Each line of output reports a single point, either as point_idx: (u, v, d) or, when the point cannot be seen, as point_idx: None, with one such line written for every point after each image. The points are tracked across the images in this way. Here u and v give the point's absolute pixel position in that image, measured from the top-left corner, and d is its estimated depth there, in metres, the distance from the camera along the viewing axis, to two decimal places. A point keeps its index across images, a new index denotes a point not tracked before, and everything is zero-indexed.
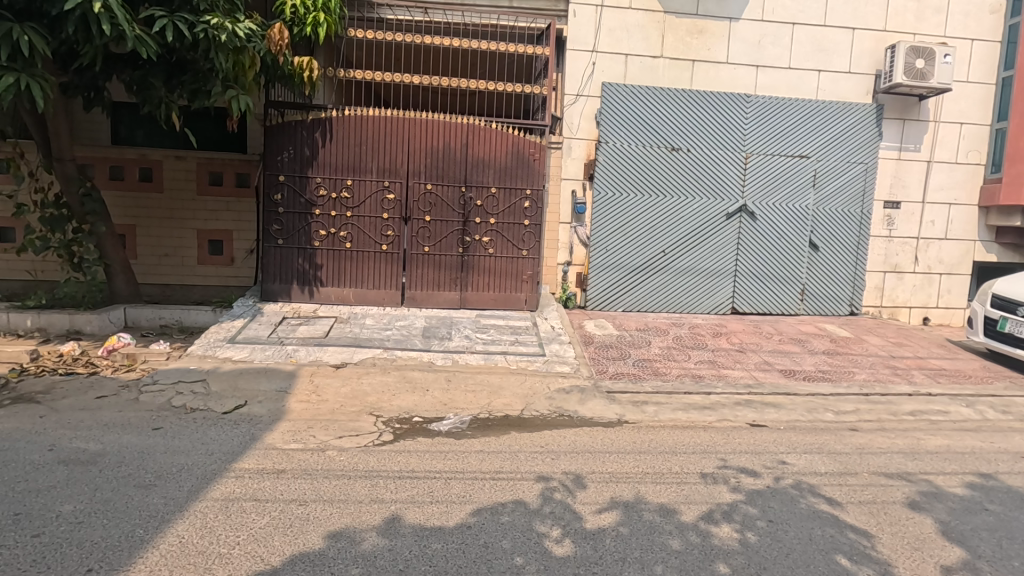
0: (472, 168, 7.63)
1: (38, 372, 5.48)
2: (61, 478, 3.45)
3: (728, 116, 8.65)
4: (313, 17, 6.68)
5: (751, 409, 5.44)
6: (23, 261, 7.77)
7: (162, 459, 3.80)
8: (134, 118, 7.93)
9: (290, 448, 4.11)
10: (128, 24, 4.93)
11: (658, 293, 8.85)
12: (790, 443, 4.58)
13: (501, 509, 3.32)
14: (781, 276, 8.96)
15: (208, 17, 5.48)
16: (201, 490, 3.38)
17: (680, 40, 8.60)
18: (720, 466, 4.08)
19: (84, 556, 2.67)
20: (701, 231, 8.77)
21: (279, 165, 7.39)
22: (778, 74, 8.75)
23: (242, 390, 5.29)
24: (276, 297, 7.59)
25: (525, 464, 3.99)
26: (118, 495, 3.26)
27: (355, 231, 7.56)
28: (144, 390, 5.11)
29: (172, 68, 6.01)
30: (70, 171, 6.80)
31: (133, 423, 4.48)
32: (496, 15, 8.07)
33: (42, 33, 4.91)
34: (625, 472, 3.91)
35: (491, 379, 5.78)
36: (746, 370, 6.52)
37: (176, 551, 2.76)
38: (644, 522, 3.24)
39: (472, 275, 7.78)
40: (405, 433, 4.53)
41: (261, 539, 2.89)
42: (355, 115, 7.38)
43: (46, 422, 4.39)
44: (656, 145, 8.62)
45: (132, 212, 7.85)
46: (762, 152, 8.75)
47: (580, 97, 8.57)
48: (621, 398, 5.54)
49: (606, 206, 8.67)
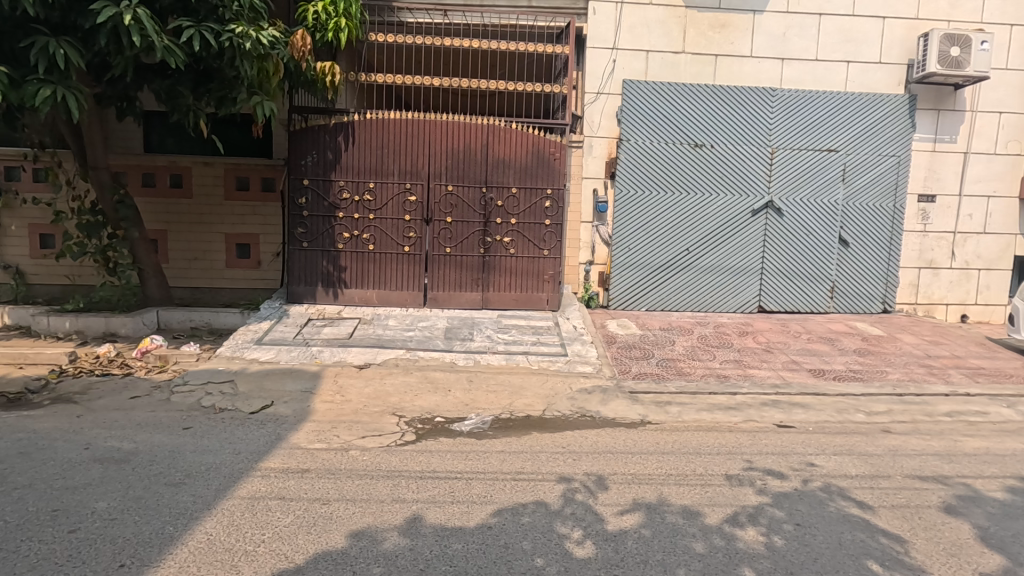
0: (493, 168, 7.64)
1: (76, 373, 5.68)
2: (96, 476, 3.57)
3: (752, 111, 8.49)
4: (335, 22, 6.79)
5: (778, 409, 5.33)
6: (61, 266, 8.07)
7: (192, 457, 3.90)
8: (164, 126, 8.17)
9: (314, 447, 4.17)
10: (157, 35, 5.06)
11: (683, 291, 8.73)
12: (819, 444, 4.47)
13: (523, 510, 3.31)
14: (810, 273, 8.75)
15: (233, 26, 5.60)
16: (229, 488, 3.45)
17: (702, 34, 8.45)
18: (745, 467, 4.00)
19: (117, 552, 2.74)
20: (727, 228, 8.62)
21: (303, 169, 7.51)
22: (804, 66, 8.55)
23: (268, 390, 5.40)
24: (302, 298, 7.71)
25: (546, 464, 3.97)
26: (150, 492, 3.36)
27: (378, 233, 7.65)
28: (175, 391, 5.26)
29: (199, 76, 6.16)
30: (103, 179, 7.03)
31: (165, 423, 4.60)
32: (515, 15, 8.01)
33: (77, 46, 5.09)
34: (648, 473, 3.87)
35: (513, 379, 5.79)
36: (773, 370, 6.38)
37: (203, 548, 2.82)
38: (667, 525, 3.19)
39: (494, 276, 7.79)
40: (427, 433, 4.56)
41: (286, 538, 2.94)
42: (376, 119, 7.48)
43: (83, 422, 4.55)
44: (678, 141, 8.51)
45: (163, 217, 8.07)
46: (789, 147, 8.56)
47: (600, 96, 8.51)
48: (644, 399, 5.48)
49: (628, 205, 8.59)
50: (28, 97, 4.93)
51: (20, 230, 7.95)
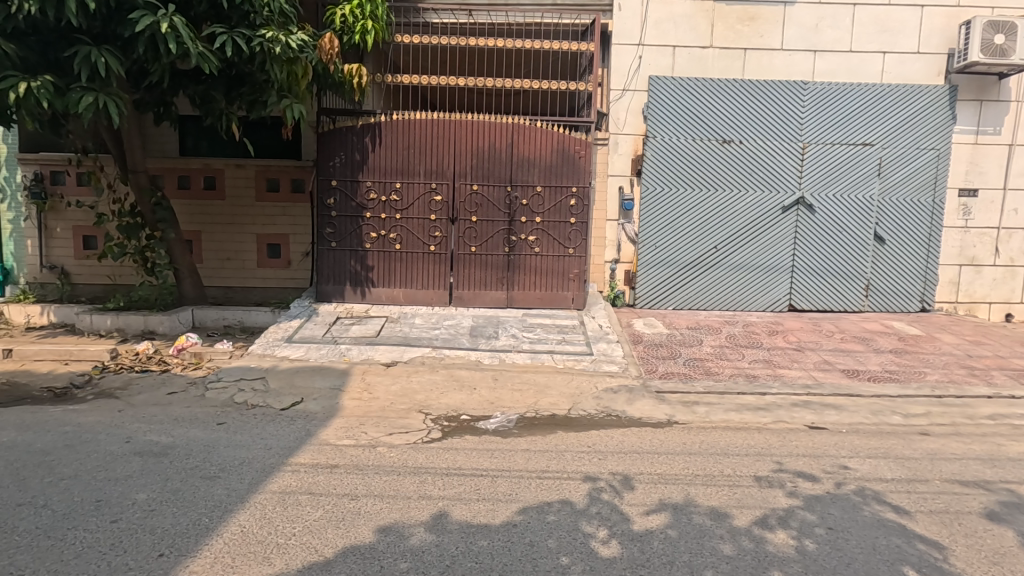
0: (518, 167, 7.66)
1: (117, 369, 5.91)
2: (136, 468, 3.71)
3: (782, 105, 8.31)
4: (361, 25, 6.89)
5: (809, 410, 5.21)
6: (103, 266, 8.38)
7: (226, 452, 4.02)
8: (198, 130, 8.40)
9: (343, 444, 4.26)
10: (192, 41, 5.21)
11: (711, 290, 8.59)
12: (853, 447, 4.35)
13: (548, 509, 3.31)
14: (843, 271, 8.52)
15: (264, 31, 5.74)
16: (261, 482, 3.55)
17: (730, 28, 8.29)
18: (776, 469, 3.93)
19: (156, 542, 2.85)
20: (756, 225, 8.45)
21: (331, 170, 7.64)
22: (837, 58, 8.32)
23: (298, 387, 5.51)
24: (330, 297, 7.84)
25: (572, 463, 3.96)
26: (186, 485, 3.48)
27: (404, 233, 7.73)
28: (210, 387, 5.43)
29: (231, 81, 6.32)
30: (142, 183, 7.27)
31: (200, 418, 4.75)
32: (541, 13, 7.94)
33: (117, 55, 5.28)
34: (675, 474, 3.83)
35: (538, 377, 5.80)
36: (804, 370, 6.23)
37: (238, 539, 2.90)
38: (694, 526, 3.15)
39: (519, 274, 7.81)
40: (453, 430, 4.60)
41: (316, 531, 3.00)
42: (403, 119, 7.56)
43: (124, 416, 4.73)
44: (706, 137, 8.38)
45: (197, 218, 8.30)
46: (822, 141, 8.34)
47: (626, 93, 8.43)
48: (671, 399, 5.42)
49: (655, 203, 8.50)
50: (73, 105, 5.13)
51: (65, 232, 8.29)
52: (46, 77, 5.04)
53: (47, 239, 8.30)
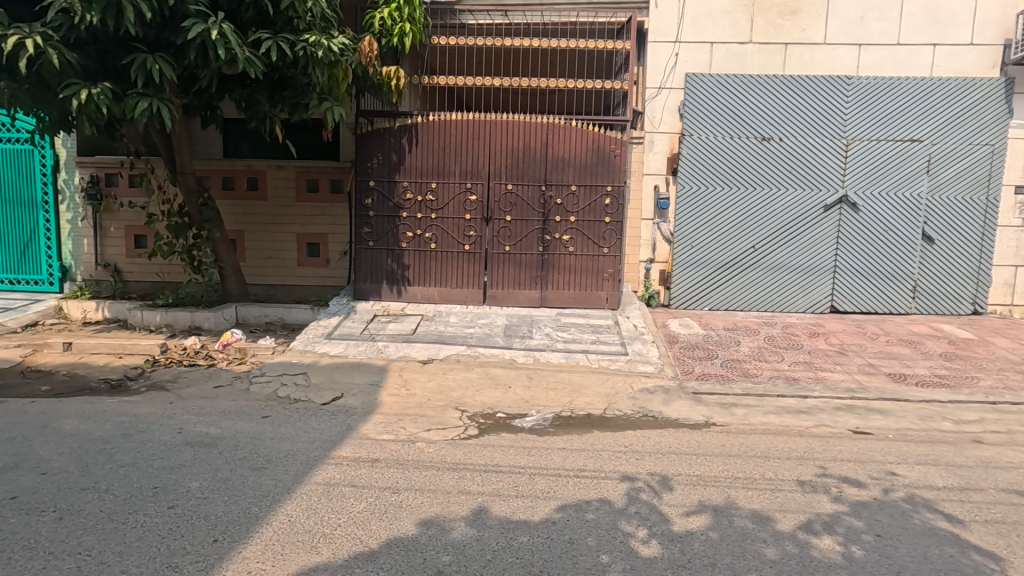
0: (553, 167, 7.67)
1: (167, 363, 6.18)
2: (189, 457, 3.88)
3: (825, 101, 8.08)
4: (400, 28, 7.02)
5: (853, 414, 5.06)
6: (153, 265, 8.72)
7: (271, 444, 4.16)
8: (241, 133, 8.69)
9: (382, 438, 4.35)
10: (239, 47, 5.40)
11: (748, 290, 8.43)
12: (900, 453, 4.22)
13: (586, 507, 3.32)
14: (888, 272, 8.25)
15: (307, 35, 5.91)
16: (307, 474, 3.66)
17: (771, 23, 8.11)
18: (819, 474, 3.84)
19: (210, 528, 2.97)
20: (796, 225, 8.26)
21: (369, 171, 7.79)
22: (884, 51, 8.05)
23: (338, 382, 5.66)
24: (367, 296, 7.99)
25: (609, 463, 3.96)
26: (236, 475, 3.61)
27: (439, 232, 7.83)
28: (254, 381, 5.62)
29: (275, 85, 6.48)
30: (190, 184, 7.54)
31: (246, 411, 4.92)
32: (576, 12, 7.91)
33: (170, 62, 5.49)
34: (714, 476, 3.78)
35: (573, 377, 5.81)
36: (847, 373, 6.07)
37: (286, 528, 3.00)
38: (736, 529, 3.11)
39: (553, 273, 7.81)
40: (490, 428, 4.65)
41: (360, 523, 3.08)
42: (439, 120, 7.65)
43: (175, 408, 4.93)
44: (744, 135, 8.22)
45: (241, 218, 8.57)
46: (866, 138, 8.09)
47: (663, 90, 8.33)
48: (708, 400, 5.35)
49: (691, 202, 8.38)
50: (129, 109, 5.37)
51: (117, 231, 8.67)
52: (105, 84, 5.29)
53: (102, 238, 8.70)
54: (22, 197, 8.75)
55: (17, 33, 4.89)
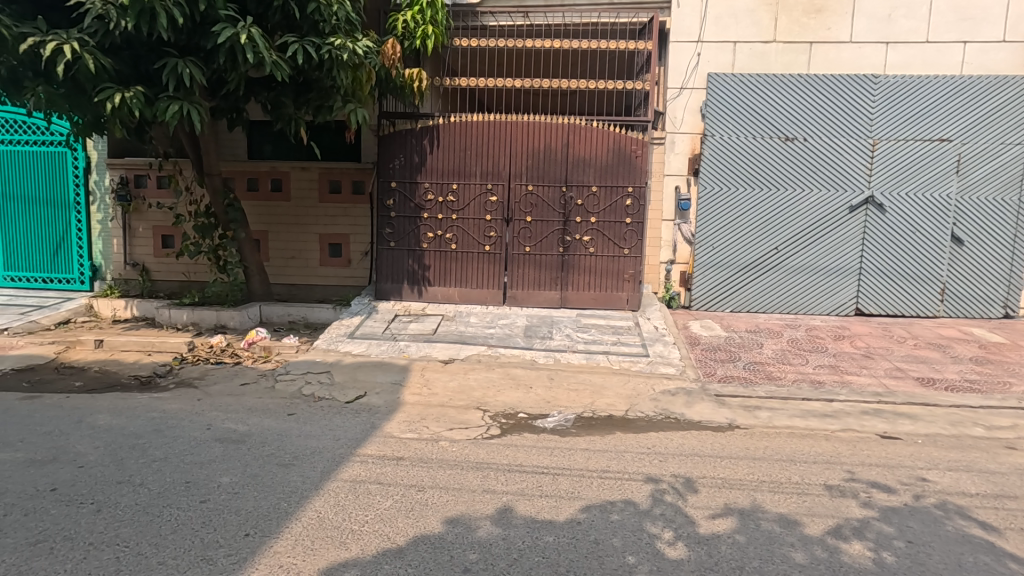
0: (574, 167, 7.67)
1: (195, 361, 6.31)
2: (219, 453, 3.96)
3: (851, 100, 7.95)
4: (422, 30, 7.09)
5: (881, 419, 4.98)
6: (179, 264, 8.89)
7: (297, 441, 4.23)
8: (266, 135, 8.83)
9: (405, 437, 4.39)
10: (267, 51, 5.50)
11: (771, 292, 8.33)
12: (931, 459, 4.14)
13: (611, 508, 3.32)
14: (915, 274, 8.09)
15: (332, 39, 5.99)
16: (333, 471, 3.72)
17: (795, 21, 8.00)
18: (847, 478, 3.78)
19: (241, 523, 3.03)
20: (820, 226, 8.14)
21: (391, 172, 7.87)
22: (912, 49, 7.90)
23: (361, 381, 5.72)
24: (388, 296, 8.06)
25: (633, 464, 3.95)
26: (264, 471, 3.68)
27: (460, 233, 7.88)
28: (279, 379, 5.72)
29: (300, 87, 6.57)
30: (216, 185, 7.67)
31: (272, 408, 5.01)
32: (597, 13, 7.90)
33: (200, 66, 5.62)
34: (739, 479, 3.74)
35: (594, 378, 5.81)
36: (874, 377, 5.97)
37: (315, 524, 3.05)
38: (763, 532, 3.09)
39: (573, 274, 7.81)
40: (512, 428, 4.66)
41: (387, 520, 3.12)
42: (460, 121, 7.70)
43: (203, 405, 5.04)
44: (767, 135, 8.13)
45: (265, 219, 8.71)
46: (893, 138, 7.95)
47: (684, 91, 8.27)
48: (731, 402, 5.30)
49: (713, 202, 8.31)
50: (160, 112, 5.50)
51: (146, 231, 8.86)
52: (138, 88, 5.42)
53: (130, 238, 8.90)
54: (54, 198, 9.00)
55: (55, 40, 5.04)
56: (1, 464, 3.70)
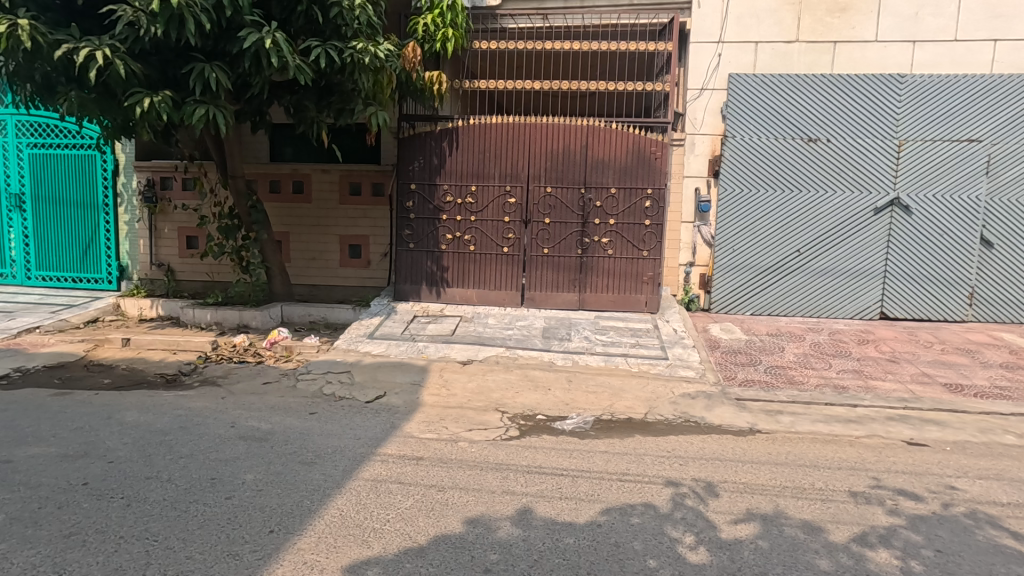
0: (592, 169, 7.65)
1: (218, 360, 6.42)
2: (243, 451, 4.03)
3: (876, 100, 7.82)
4: (443, 33, 7.15)
5: (907, 425, 4.88)
6: (203, 265, 9.06)
7: (319, 440, 4.28)
8: (288, 137, 8.97)
9: (425, 437, 4.42)
10: (291, 55, 5.59)
11: (792, 296, 8.22)
12: (960, 466, 4.05)
13: (631, 511, 3.31)
14: (943, 277, 7.92)
15: (355, 42, 6.06)
16: (355, 470, 3.76)
17: (819, 20, 7.89)
18: (873, 485, 3.72)
19: (266, 519, 3.08)
20: (844, 228, 8.01)
21: (411, 174, 7.93)
22: (940, 48, 7.74)
23: (381, 381, 5.77)
24: (407, 297, 8.12)
25: (652, 467, 3.93)
26: (287, 469, 3.74)
27: (478, 234, 7.91)
28: (301, 378, 5.80)
29: (322, 91, 6.66)
30: (240, 187, 7.80)
31: (294, 407, 5.08)
32: (617, 15, 7.88)
33: (226, 70, 5.73)
34: (761, 484, 3.70)
35: (612, 380, 5.78)
36: (900, 382, 5.85)
37: (337, 522, 3.09)
38: (787, 539, 3.04)
39: (592, 276, 7.79)
40: (531, 429, 4.67)
41: (408, 519, 3.14)
42: (479, 123, 7.73)
43: (227, 403, 5.13)
44: (789, 136, 8.03)
45: (286, 220, 8.83)
46: (920, 139, 7.79)
47: (705, 92, 8.21)
48: (752, 406, 5.24)
49: (733, 204, 8.22)
50: (187, 116, 5.63)
51: (171, 232, 9.04)
52: (166, 93, 5.55)
53: (156, 239, 9.10)
54: (84, 199, 9.24)
55: (88, 46, 5.18)
56: (35, 458, 3.81)
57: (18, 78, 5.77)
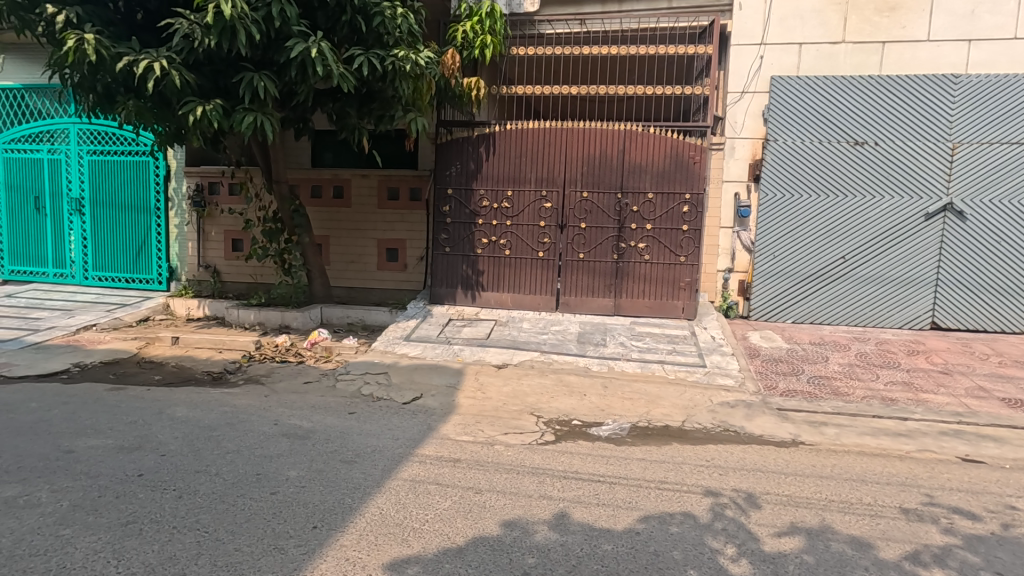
0: (630, 174, 7.60)
1: (262, 359, 6.64)
2: (286, 448, 4.14)
3: (928, 102, 7.53)
4: (481, 40, 7.25)
5: (962, 440, 4.66)
6: (248, 267, 9.37)
7: (359, 440, 4.37)
8: (330, 144, 9.23)
9: (462, 439, 4.46)
10: (335, 64, 5.75)
11: (836, 304, 7.97)
12: (1021, 486, 3.84)
13: (670, 519, 3.26)
14: (1001, 286, 7.56)
15: (396, 50, 6.20)
16: (393, 470, 3.82)
17: (867, 20, 7.65)
18: (925, 502, 3.56)
19: (309, 516, 3.16)
20: (893, 234, 7.72)
21: (448, 179, 8.03)
22: (998, 46, 7.41)
23: (417, 383, 5.86)
24: (443, 300, 8.21)
25: (691, 476, 3.86)
26: (329, 467, 3.83)
27: (514, 239, 7.95)
28: (340, 378, 5.93)
29: (363, 98, 6.81)
30: (284, 192, 8.03)
31: (334, 406, 5.20)
32: (655, 18, 7.79)
33: (273, 79, 5.93)
34: (805, 497, 3.60)
35: (649, 388, 5.72)
36: (954, 396, 5.58)
37: (378, 520, 3.15)
38: (834, 554, 2.95)
39: (627, 282, 7.73)
40: (566, 434, 4.66)
41: (447, 520, 3.18)
42: (516, 129, 7.78)
43: (270, 401, 5.29)
44: (834, 139, 7.81)
45: (326, 224, 9.05)
46: (975, 142, 7.46)
47: (745, 95, 8.06)
48: (795, 417, 5.10)
49: (774, 209, 8.04)
50: (236, 124, 5.84)
51: (218, 235, 9.39)
52: (217, 101, 5.78)
53: (204, 242, 9.46)
54: (138, 204, 9.69)
55: (147, 58, 5.46)
56: (94, 449, 4.00)
57: (82, 89, 6.11)
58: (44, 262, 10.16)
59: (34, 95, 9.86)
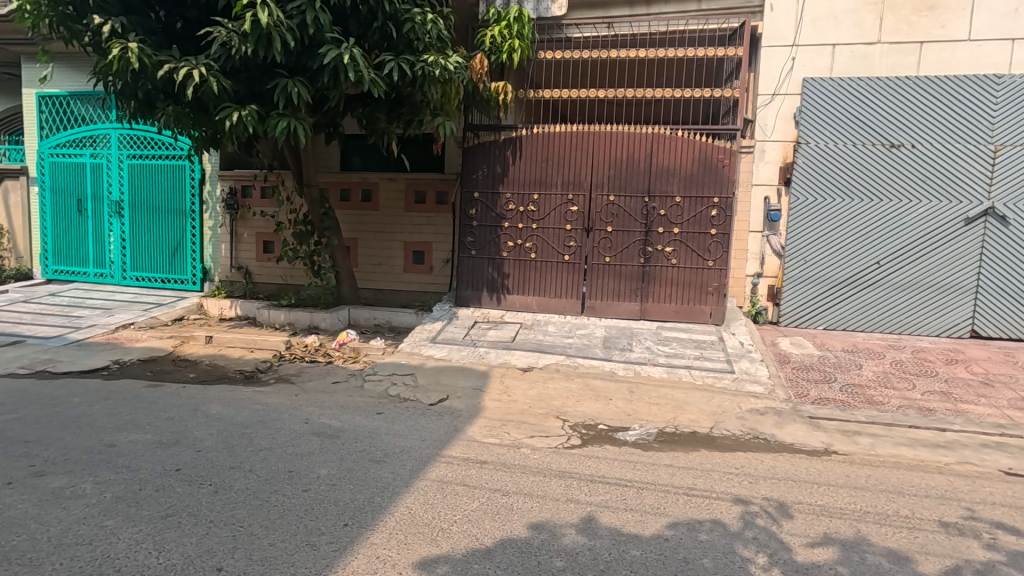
0: (657, 177, 7.55)
1: (292, 358, 6.77)
2: (316, 446, 4.22)
3: (968, 102, 7.31)
4: (509, 44, 7.29)
5: (1004, 453, 4.50)
6: (278, 268, 9.57)
7: (387, 439, 4.43)
8: (360, 148, 9.40)
9: (487, 441, 4.48)
10: (366, 70, 5.86)
11: (869, 310, 7.77)
12: None
13: (700, 527, 3.22)
14: None
15: (426, 55, 6.27)
16: (421, 470, 3.86)
17: (904, 20, 7.46)
18: (966, 516, 3.45)
19: (340, 513, 3.22)
20: (930, 239, 7.51)
21: (474, 183, 8.10)
22: None
23: (443, 384, 5.91)
24: (468, 302, 8.26)
25: (720, 484, 3.81)
26: (358, 466, 3.89)
27: (539, 242, 7.96)
28: (367, 379, 6.01)
29: (392, 103, 6.91)
30: (314, 196, 8.19)
31: (362, 406, 5.28)
32: (684, 21, 7.73)
33: (306, 85, 6.07)
34: (839, 507, 3.52)
35: (676, 393, 5.67)
36: (995, 407, 5.39)
37: (407, 519, 3.19)
38: (870, 566, 2.88)
39: (654, 286, 7.67)
40: (592, 438, 4.64)
41: (475, 521, 3.20)
42: (543, 132, 7.80)
43: (301, 400, 5.40)
44: (869, 142, 7.63)
45: (354, 226, 9.19)
46: (1019, 144, 7.22)
47: (776, 97, 7.92)
48: (827, 426, 4.99)
49: (806, 213, 7.88)
50: (270, 129, 5.99)
51: (250, 237, 9.62)
52: (252, 107, 5.93)
53: (236, 244, 9.70)
54: (174, 206, 10.00)
55: (186, 66, 5.64)
56: (134, 444, 4.14)
57: (124, 96, 6.34)
58: (86, 262, 10.55)
59: (78, 102, 10.25)
